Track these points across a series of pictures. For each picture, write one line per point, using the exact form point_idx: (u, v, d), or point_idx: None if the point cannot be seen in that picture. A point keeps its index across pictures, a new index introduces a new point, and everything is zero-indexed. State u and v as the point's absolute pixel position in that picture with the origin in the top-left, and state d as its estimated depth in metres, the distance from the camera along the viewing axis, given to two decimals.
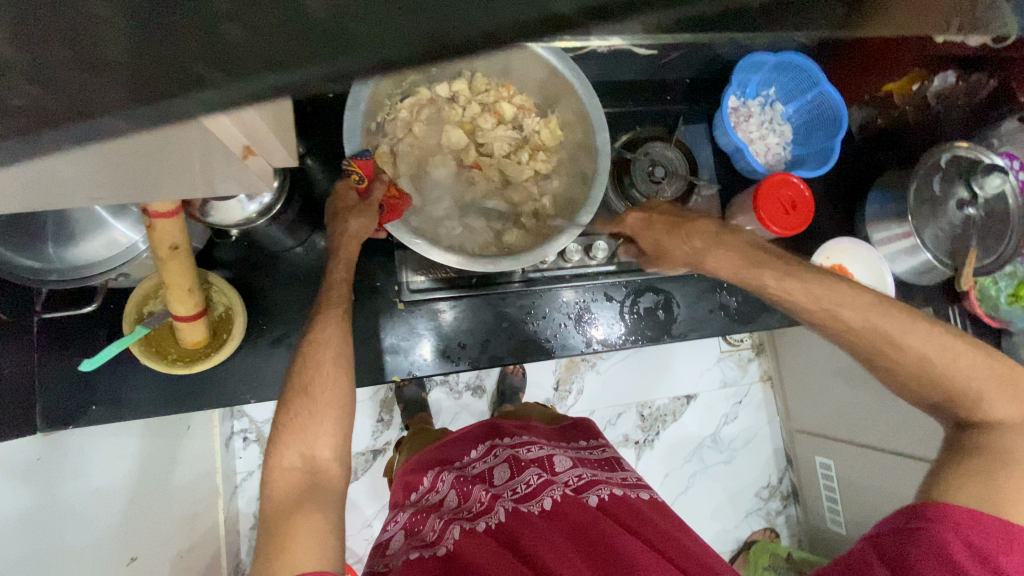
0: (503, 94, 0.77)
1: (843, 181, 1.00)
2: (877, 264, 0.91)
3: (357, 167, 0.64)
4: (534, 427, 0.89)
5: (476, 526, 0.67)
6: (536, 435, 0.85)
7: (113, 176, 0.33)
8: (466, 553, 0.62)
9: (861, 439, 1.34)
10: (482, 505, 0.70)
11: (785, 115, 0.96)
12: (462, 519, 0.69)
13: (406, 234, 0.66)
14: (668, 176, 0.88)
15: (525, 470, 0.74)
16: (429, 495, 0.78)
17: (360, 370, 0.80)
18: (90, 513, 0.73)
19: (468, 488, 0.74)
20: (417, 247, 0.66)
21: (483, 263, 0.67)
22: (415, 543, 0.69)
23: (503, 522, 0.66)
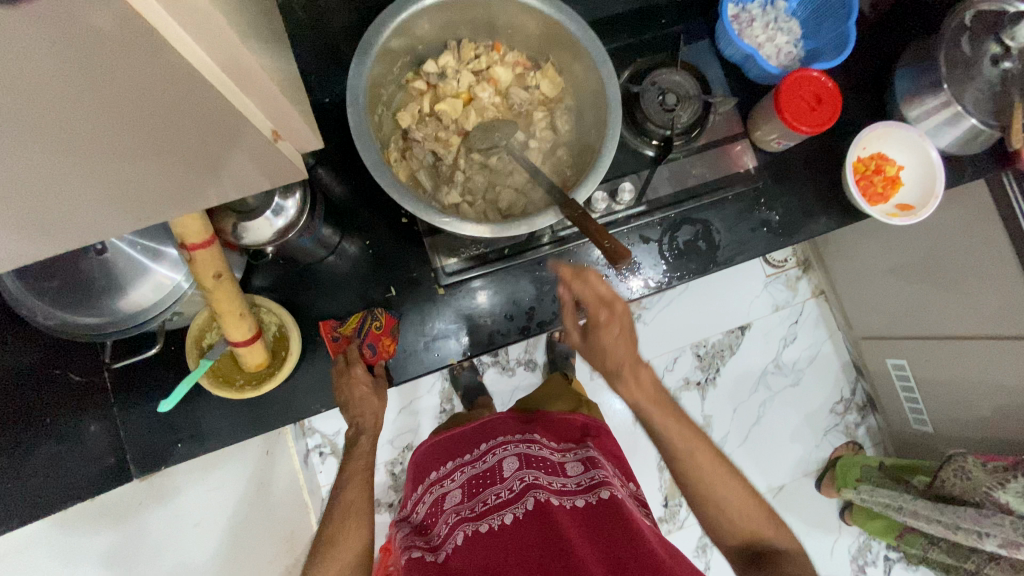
0: (494, 57, 0.75)
1: (864, 66, 0.94)
2: (920, 142, 0.87)
3: (384, 318, 0.79)
4: (542, 422, 0.88)
5: (479, 528, 0.69)
6: (544, 431, 0.86)
7: (125, 183, 0.30)
8: (468, 557, 0.65)
9: (934, 331, 1.28)
10: (490, 504, 0.72)
11: (789, 10, 0.92)
12: (467, 520, 0.71)
13: (435, 214, 0.64)
14: (681, 100, 0.85)
15: (536, 469, 0.75)
16: (435, 490, 0.82)
17: (418, 362, 0.81)
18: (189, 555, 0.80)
19: (476, 489, 0.77)
20: (448, 225, 0.65)
21: (516, 226, 0.65)
22: (418, 544, 0.73)
23: (510, 523, 0.68)
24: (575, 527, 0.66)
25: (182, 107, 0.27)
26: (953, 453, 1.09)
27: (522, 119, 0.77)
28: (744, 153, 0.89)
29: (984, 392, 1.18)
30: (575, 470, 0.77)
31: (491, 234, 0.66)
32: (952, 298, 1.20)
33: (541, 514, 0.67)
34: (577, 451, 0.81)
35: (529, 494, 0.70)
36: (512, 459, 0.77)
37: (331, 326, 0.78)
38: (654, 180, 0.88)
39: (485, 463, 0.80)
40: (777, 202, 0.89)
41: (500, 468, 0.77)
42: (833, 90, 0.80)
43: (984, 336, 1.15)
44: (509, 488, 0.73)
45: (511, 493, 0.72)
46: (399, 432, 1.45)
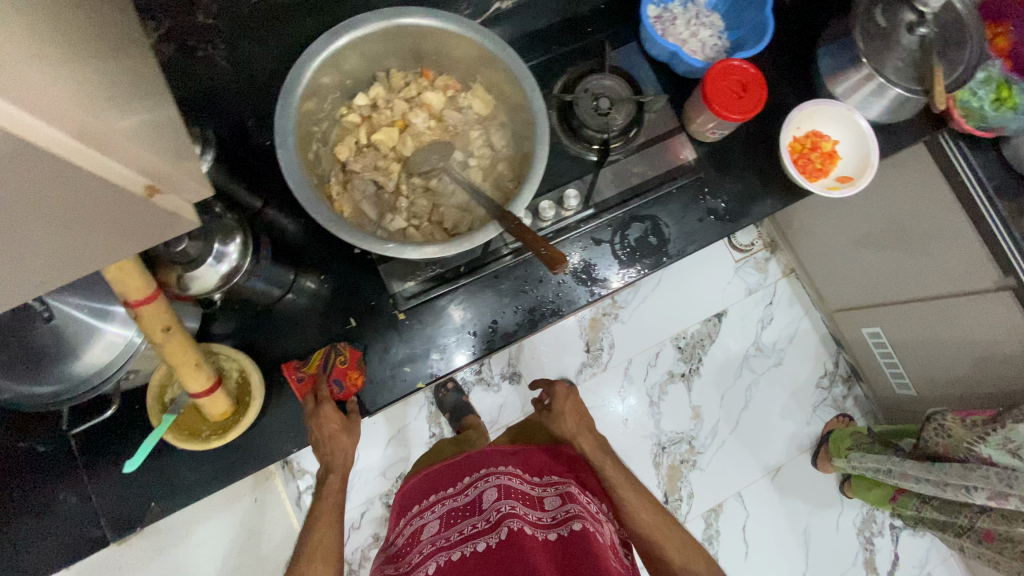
0: (423, 83, 0.77)
1: (790, 47, 0.97)
2: (849, 116, 0.89)
3: (348, 351, 0.78)
4: (526, 451, 0.90)
5: (452, 558, 0.72)
6: (525, 461, 0.87)
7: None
8: None
9: (902, 295, 1.29)
10: (465, 534, 0.75)
11: (708, 6, 0.95)
12: (442, 549, 0.74)
13: (376, 242, 0.65)
14: (615, 103, 0.88)
15: (512, 499, 0.77)
16: (416, 519, 0.84)
17: (385, 389, 0.81)
18: None
19: (454, 520, 0.79)
20: (391, 251, 0.65)
21: (459, 243, 0.66)
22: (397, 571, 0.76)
23: (481, 553, 0.71)
24: (543, 557, 0.69)
25: (70, 199, 0.27)
26: (935, 412, 1.10)
27: (459, 140, 0.78)
28: (684, 146, 0.91)
29: (957, 349, 1.20)
30: (553, 504, 0.79)
31: (436, 254, 0.66)
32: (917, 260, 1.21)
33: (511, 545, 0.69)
34: (557, 486, 0.83)
35: (502, 524, 0.72)
36: (492, 491, 0.79)
37: (296, 365, 0.78)
38: (600, 183, 0.89)
39: (466, 496, 0.82)
40: (721, 189, 0.91)
41: (479, 500, 0.79)
42: (757, 77, 0.82)
43: (950, 294, 1.16)
44: (485, 519, 0.75)
45: (486, 524, 0.74)
46: (390, 462, 1.43)
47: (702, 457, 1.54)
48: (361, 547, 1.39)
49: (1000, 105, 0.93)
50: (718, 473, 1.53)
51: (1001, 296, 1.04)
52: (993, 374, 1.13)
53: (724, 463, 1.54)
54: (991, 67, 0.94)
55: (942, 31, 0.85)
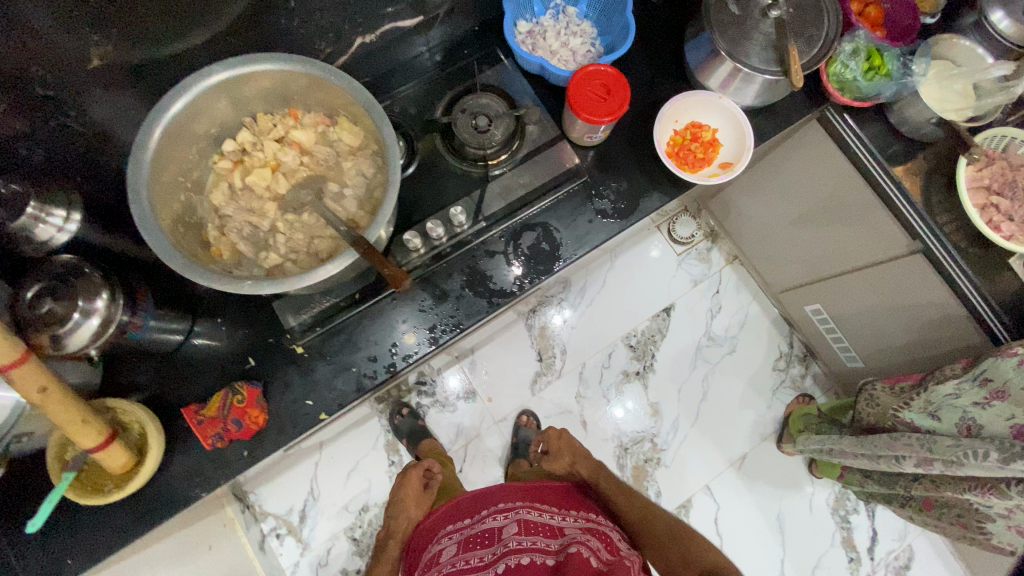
0: (291, 123, 0.80)
1: (666, 41, 0.98)
2: (720, 102, 0.92)
3: (245, 391, 0.79)
4: (546, 488, 0.91)
5: None
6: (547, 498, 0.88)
7: None
8: None
9: (832, 271, 1.28)
10: (487, 562, 0.73)
11: (580, 15, 0.98)
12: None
13: (237, 282, 0.66)
14: (493, 119, 0.91)
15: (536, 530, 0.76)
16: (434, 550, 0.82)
17: (289, 423, 0.82)
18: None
19: (474, 546, 0.77)
20: (252, 288, 0.66)
21: (318, 272, 0.67)
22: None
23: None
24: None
25: None
26: (864, 384, 1.14)
27: (333, 172, 0.80)
28: (565, 153, 0.93)
29: (886, 319, 1.19)
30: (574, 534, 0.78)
31: (300, 286, 0.68)
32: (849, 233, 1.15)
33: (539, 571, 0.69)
34: (574, 518, 0.83)
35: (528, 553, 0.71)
36: (512, 524, 0.79)
37: (195, 409, 0.79)
38: (487, 198, 0.92)
39: (484, 525, 0.81)
40: (608, 189, 0.93)
41: (499, 530, 0.78)
42: (617, 78, 0.85)
43: (869, 265, 1.14)
44: (506, 547, 0.74)
45: (509, 549, 0.73)
46: (352, 495, 1.43)
47: (665, 454, 1.53)
48: None
49: (873, 74, 0.94)
50: (683, 468, 1.52)
51: (912, 262, 1.02)
52: (924, 341, 1.12)
53: (688, 458, 1.53)
54: (858, 38, 0.95)
55: (796, 11, 0.87)
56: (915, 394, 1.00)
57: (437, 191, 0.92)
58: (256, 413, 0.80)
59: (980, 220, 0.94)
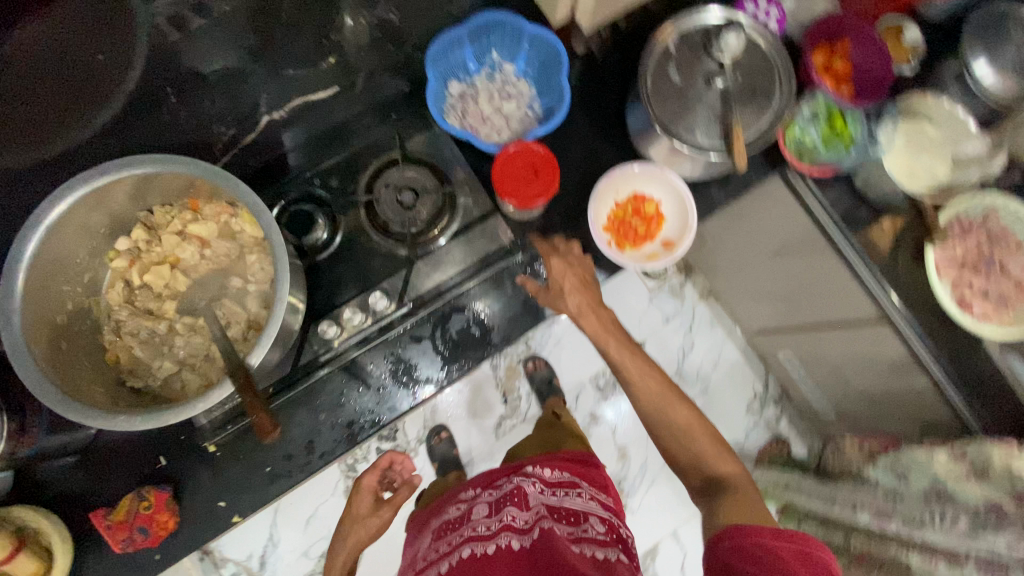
0: (189, 215, 0.75)
1: (610, 101, 0.90)
2: (663, 177, 0.86)
3: (154, 497, 0.77)
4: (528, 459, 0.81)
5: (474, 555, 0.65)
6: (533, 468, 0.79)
7: None
8: None
9: (800, 319, 1.13)
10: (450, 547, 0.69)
11: (518, 72, 0.91)
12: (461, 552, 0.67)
13: (108, 415, 0.61)
14: (420, 195, 0.86)
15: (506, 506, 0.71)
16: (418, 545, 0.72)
17: (204, 522, 0.80)
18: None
19: (446, 530, 0.73)
20: (124, 423, 0.61)
21: (193, 402, 0.62)
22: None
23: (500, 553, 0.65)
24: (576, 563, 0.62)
25: None
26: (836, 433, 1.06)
27: (238, 266, 0.76)
28: (498, 228, 0.87)
29: (835, 387, 1.12)
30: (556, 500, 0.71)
31: (178, 417, 0.63)
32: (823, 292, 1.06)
33: (501, 557, 0.64)
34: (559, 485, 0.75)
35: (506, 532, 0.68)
36: (482, 506, 0.74)
37: (104, 513, 0.76)
38: (414, 278, 0.86)
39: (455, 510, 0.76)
40: (543, 267, 0.87)
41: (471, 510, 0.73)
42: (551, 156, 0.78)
43: (843, 322, 0.99)
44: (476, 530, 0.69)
45: (475, 534, 0.69)
46: (312, 541, 1.42)
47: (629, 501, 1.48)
48: None
49: (834, 140, 0.88)
50: (649, 514, 1.49)
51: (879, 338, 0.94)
52: (876, 418, 1.06)
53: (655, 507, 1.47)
54: (818, 99, 0.89)
55: (745, 78, 0.79)
56: (883, 455, 0.90)
57: (362, 270, 0.87)
58: (167, 514, 0.78)
59: (947, 297, 0.85)
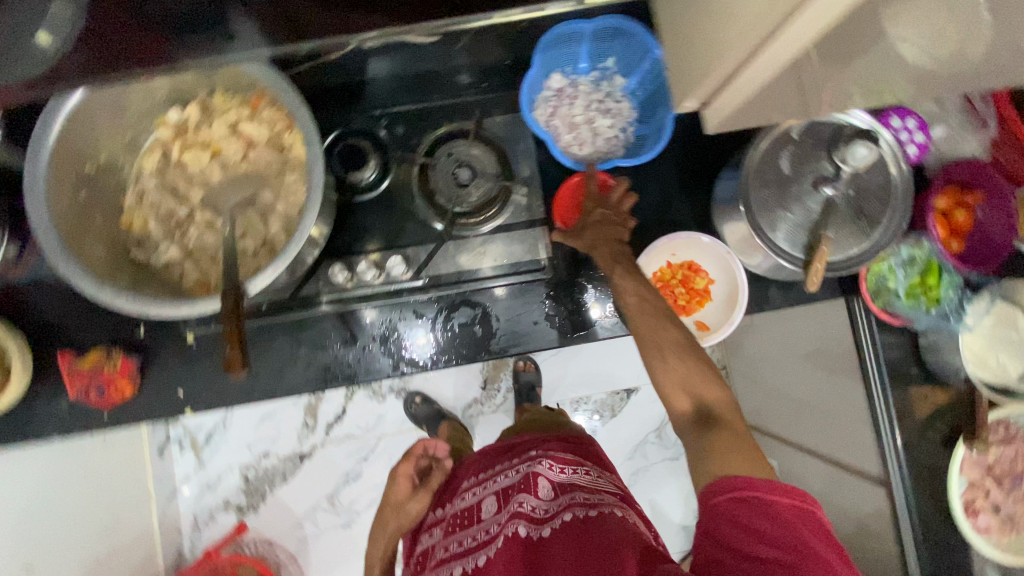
0: (246, 112, 0.72)
1: (706, 157, 0.83)
2: (725, 258, 0.78)
3: (121, 363, 0.77)
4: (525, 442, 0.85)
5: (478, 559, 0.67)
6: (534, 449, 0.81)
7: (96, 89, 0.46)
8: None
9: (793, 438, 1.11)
10: (466, 547, 0.71)
11: (626, 89, 0.84)
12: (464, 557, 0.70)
13: (96, 284, 0.60)
14: (476, 176, 0.81)
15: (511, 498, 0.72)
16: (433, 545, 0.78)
17: (157, 405, 0.81)
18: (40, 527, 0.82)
19: (457, 528, 0.76)
20: (107, 297, 0.60)
21: (179, 306, 0.61)
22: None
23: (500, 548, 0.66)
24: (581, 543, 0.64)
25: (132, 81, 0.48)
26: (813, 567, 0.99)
27: (272, 180, 0.73)
28: (540, 240, 0.82)
29: None
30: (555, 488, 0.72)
31: (159, 314, 0.61)
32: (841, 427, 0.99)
33: (510, 548, 0.65)
34: (562, 465, 0.76)
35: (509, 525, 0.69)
36: (491, 499, 0.75)
37: (71, 359, 0.78)
38: (439, 255, 0.82)
39: (466, 504, 0.79)
40: (569, 297, 0.83)
41: (479, 507, 0.76)
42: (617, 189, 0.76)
43: (839, 462, 0.96)
44: (484, 530, 0.71)
45: (486, 533, 0.70)
46: (259, 438, 1.46)
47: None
48: (211, 508, 1.45)
49: (918, 292, 0.82)
50: None
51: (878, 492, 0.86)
52: None
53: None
54: (921, 247, 0.83)
55: (857, 195, 0.71)
56: None
57: (392, 227, 0.84)
58: (128, 383, 0.78)
59: (959, 496, 0.78)
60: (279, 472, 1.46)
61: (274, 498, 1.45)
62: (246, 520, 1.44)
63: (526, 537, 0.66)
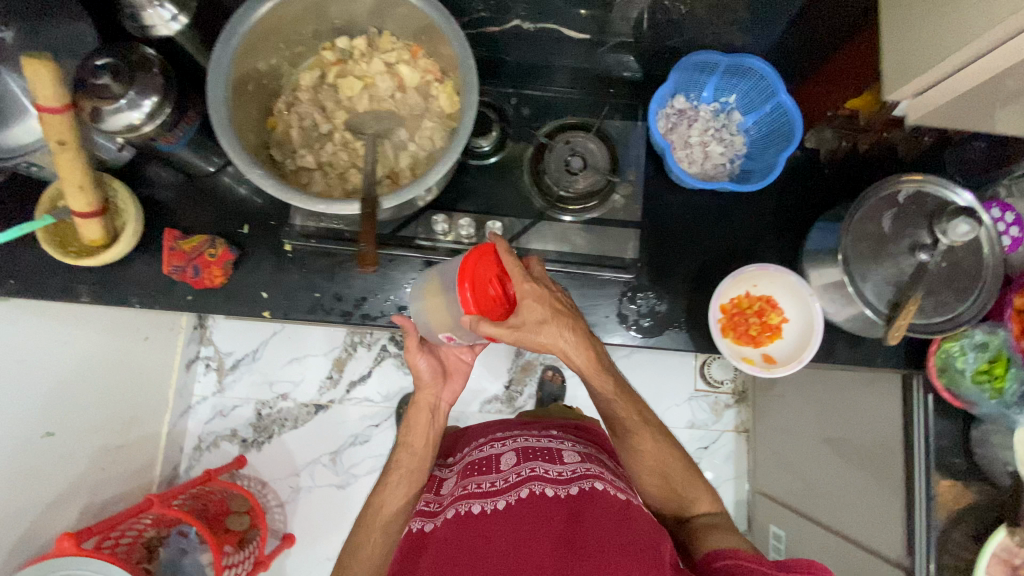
0: (406, 56, 0.78)
1: (802, 207, 0.89)
2: (808, 302, 0.81)
3: (220, 250, 0.81)
4: (540, 423, 0.98)
5: (484, 506, 0.75)
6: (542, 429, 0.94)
7: None
8: (494, 528, 0.72)
9: (827, 517, 1.15)
10: (485, 489, 0.79)
11: (741, 126, 0.89)
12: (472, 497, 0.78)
13: (249, 162, 0.64)
14: (586, 168, 0.85)
15: (529, 461, 0.81)
16: (442, 479, 0.90)
17: (237, 299, 0.84)
18: None
19: (472, 474, 0.83)
20: (255, 178, 0.64)
21: (320, 202, 0.65)
22: (420, 512, 0.83)
23: (512, 502, 0.74)
24: (581, 516, 0.72)
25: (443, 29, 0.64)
26: None
27: (411, 121, 0.79)
28: (631, 240, 0.85)
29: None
30: (571, 459, 0.83)
31: (301, 204, 0.65)
32: (873, 506, 1.01)
33: (532, 503, 0.74)
34: (574, 444, 0.89)
35: (526, 482, 0.77)
36: (511, 454, 0.84)
37: (176, 236, 0.82)
38: (534, 231, 0.86)
39: (485, 453, 0.88)
40: (644, 301, 0.86)
41: (498, 461, 0.84)
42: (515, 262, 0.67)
43: (872, 549, 1.00)
44: (504, 479, 0.79)
45: (507, 481, 0.78)
46: (282, 378, 1.48)
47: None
48: (218, 434, 1.45)
49: (984, 379, 0.83)
50: None
51: None
52: None
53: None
54: (994, 336, 0.85)
55: (948, 268, 0.74)
56: None
57: (496, 194, 0.88)
58: (220, 272, 0.82)
59: None
60: (292, 416, 1.47)
61: (278, 440, 1.46)
62: (247, 455, 1.44)
63: (540, 495, 0.75)
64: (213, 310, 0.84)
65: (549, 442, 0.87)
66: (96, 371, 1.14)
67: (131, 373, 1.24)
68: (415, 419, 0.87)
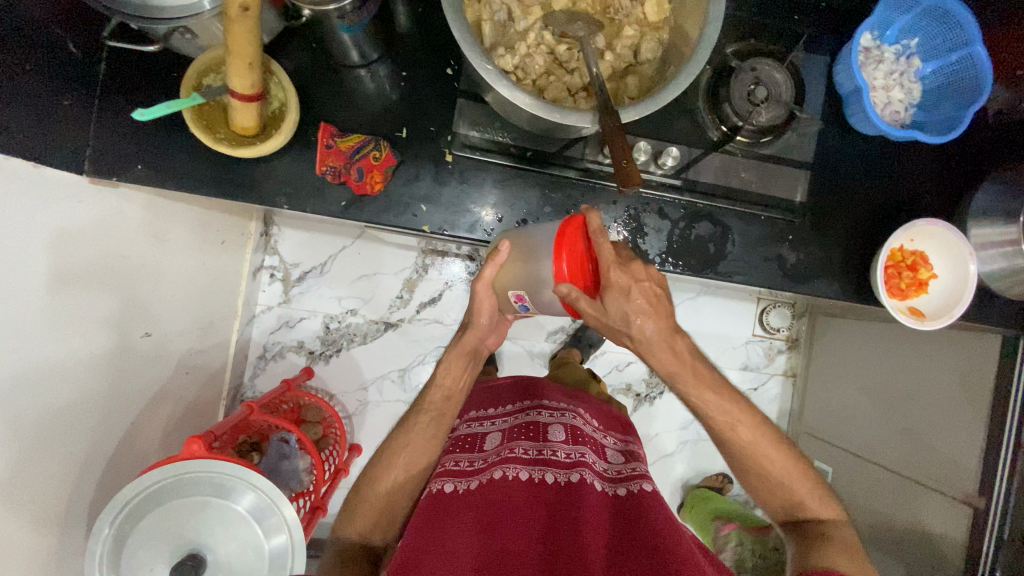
0: None
1: (959, 165, 0.88)
2: (964, 257, 0.81)
3: (383, 155, 0.77)
4: (582, 400, 0.92)
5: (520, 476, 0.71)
6: (585, 409, 0.89)
7: None
8: (519, 504, 0.68)
9: (874, 454, 1.23)
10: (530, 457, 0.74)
11: (920, 73, 0.85)
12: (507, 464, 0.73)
13: (475, 54, 0.62)
14: (769, 99, 0.79)
15: (580, 443, 0.77)
16: (471, 430, 0.84)
17: (389, 207, 0.79)
18: (50, 283, 0.70)
19: (517, 438, 0.79)
20: (484, 72, 0.63)
21: (551, 110, 0.63)
22: (451, 469, 0.75)
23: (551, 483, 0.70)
24: (609, 519, 0.69)
25: None
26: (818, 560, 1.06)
27: (610, 31, 0.71)
28: (800, 183, 0.84)
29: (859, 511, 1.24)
30: (615, 458, 0.80)
31: (535, 111, 0.64)
32: (934, 444, 1.08)
33: (575, 488, 0.69)
34: (618, 440, 0.85)
35: (575, 465, 0.72)
36: (560, 428, 0.79)
37: (332, 133, 0.77)
38: (703, 163, 0.82)
39: (529, 420, 0.82)
40: (800, 245, 0.85)
41: (547, 431, 0.79)
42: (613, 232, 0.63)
43: (927, 485, 1.08)
44: (551, 450, 0.75)
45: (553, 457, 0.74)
46: (351, 295, 1.43)
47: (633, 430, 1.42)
48: (283, 344, 1.42)
49: None
50: None
51: (959, 508, 0.99)
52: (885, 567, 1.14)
53: None
54: None
55: None
56: None
57: (666, 121, 0.83)
58: (378, 178, 0.77)
59: None
60: (360, 332, 1.44)
61: (345, 354, 1.44)
62: (314, 367, 1.42)
63: (586, 484, 0.70)
64: (363, 216, 0.79)
65: (594, 433, 0.82)
66: (188, 271, 1.07)
67: (210, 278, 1.17)
68: (446, 365, 0.79)
